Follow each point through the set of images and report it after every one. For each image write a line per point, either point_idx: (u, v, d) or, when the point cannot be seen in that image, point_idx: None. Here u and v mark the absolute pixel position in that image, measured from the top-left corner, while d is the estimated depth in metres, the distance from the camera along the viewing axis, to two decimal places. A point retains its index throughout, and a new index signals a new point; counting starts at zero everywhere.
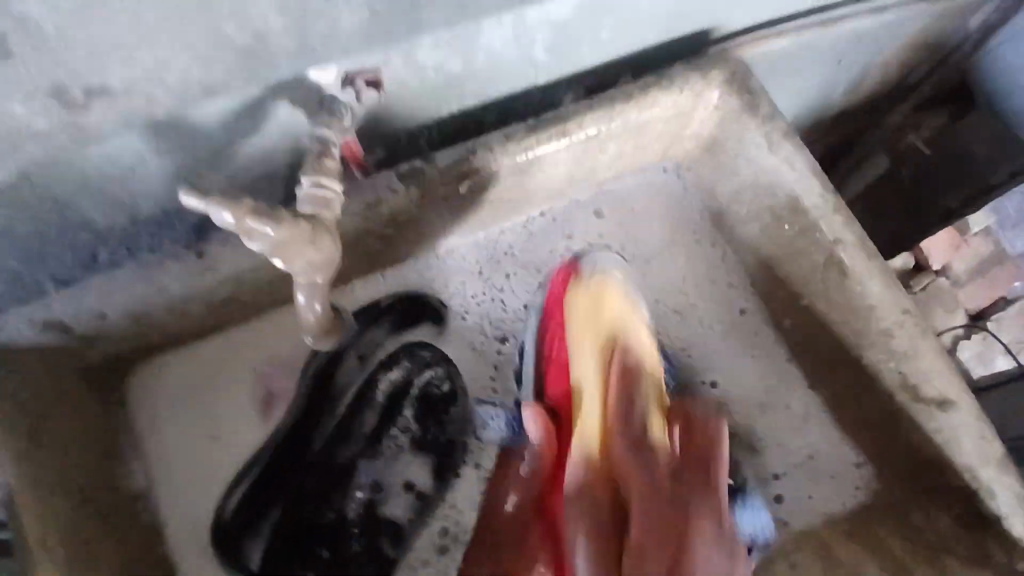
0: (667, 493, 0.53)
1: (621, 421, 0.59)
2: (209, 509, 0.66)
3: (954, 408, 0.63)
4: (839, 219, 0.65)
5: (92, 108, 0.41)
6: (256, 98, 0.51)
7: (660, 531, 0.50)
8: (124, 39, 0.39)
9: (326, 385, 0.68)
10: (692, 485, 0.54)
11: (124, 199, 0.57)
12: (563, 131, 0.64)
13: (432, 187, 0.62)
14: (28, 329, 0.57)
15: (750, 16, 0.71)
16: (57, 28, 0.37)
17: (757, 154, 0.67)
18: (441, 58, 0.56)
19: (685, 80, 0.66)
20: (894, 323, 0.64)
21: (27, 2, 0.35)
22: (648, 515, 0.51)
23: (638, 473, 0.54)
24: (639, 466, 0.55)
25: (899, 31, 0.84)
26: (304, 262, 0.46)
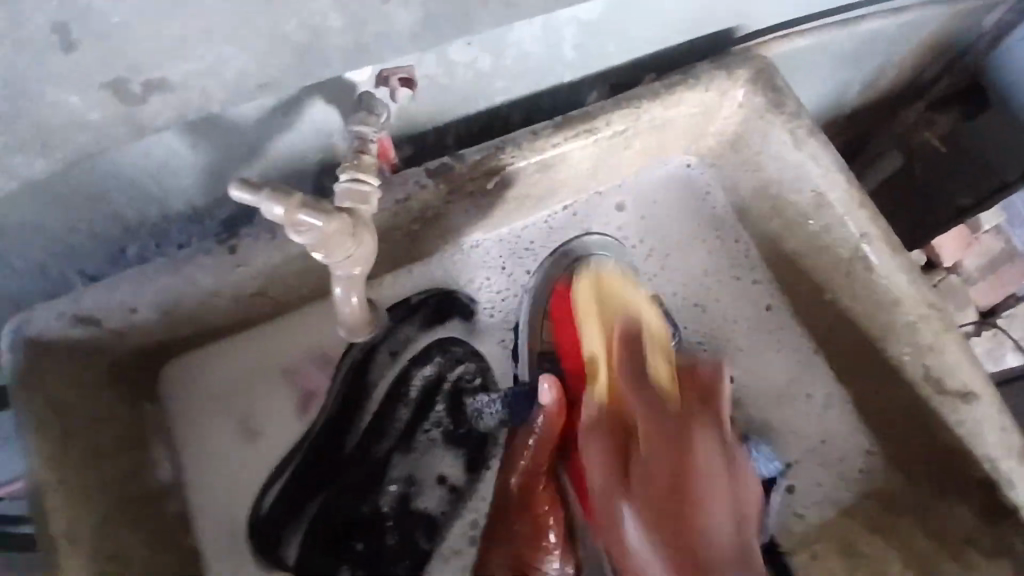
0: (672, 419, 0.59)
1: (634, 382, 0.62)
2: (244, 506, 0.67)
3: (978, 400, 0.63)
4: (864, 213, 0.65)
5: (153, 102, 0.42)
6: (293, 95, 0.52)
7: (667, 431, 0.58)
8: (188, 32, 0.40)
9: (360, 382, 0.69)
10: (693, 411, 0.60)
11: (157, 194, 0.58)
12: (589, 129, 0.64)
13: (461, 183, 0.62)
14: (60, 322, 0.58)
15: (773, 16, 0.71)
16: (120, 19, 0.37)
17: (783, 152, 0.67)
18: (472, 56, 0.57)
19: (711, 79, 0.66)
20: (918, 317, 0.64)
21: None
22: (651, 436, 0.58)
23: (650, 422, 0.58)
24: (651, 414, 0.59)
25: (920, 28, 0.84)
26: (344, 254, 0.47)
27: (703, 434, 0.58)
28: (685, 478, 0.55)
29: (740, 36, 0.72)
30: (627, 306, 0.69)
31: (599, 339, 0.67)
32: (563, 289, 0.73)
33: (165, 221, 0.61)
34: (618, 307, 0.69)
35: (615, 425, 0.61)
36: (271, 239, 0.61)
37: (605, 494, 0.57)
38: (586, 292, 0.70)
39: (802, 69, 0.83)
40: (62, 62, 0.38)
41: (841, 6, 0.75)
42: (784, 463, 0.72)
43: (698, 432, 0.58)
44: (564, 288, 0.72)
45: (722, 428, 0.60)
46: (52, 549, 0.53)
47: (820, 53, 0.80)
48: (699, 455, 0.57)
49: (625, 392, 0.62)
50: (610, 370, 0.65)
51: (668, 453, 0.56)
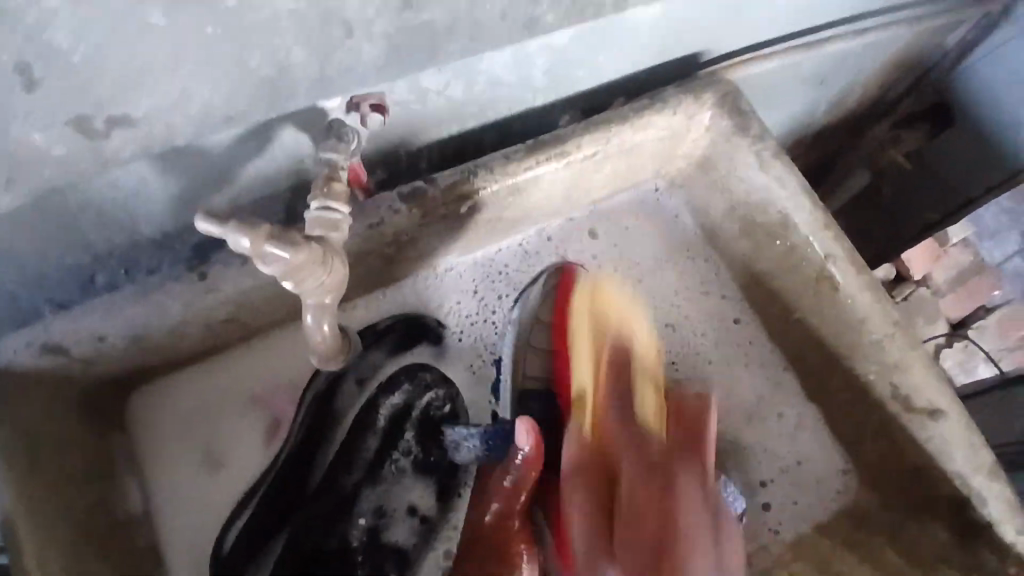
0: (656, 462, 0.55)
1: (616, 409, 0.60)
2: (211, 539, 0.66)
3: (944, 417, 0.64)
4: (829, 234, 0.67)
5: (114, 135, 0.42)
6: (262, 124, 0.53)
7: (644, 501, 0.52)
8: (153, 63, 0.39)
9: (326, 410, 0.67)
10: (682, 454, 0.56)
11: (126, 222, 0.57)
12: (560, 154, 0.65)
13: (433, 208, 0.62)
14: (26, 352, 0.57)
15: (738, 41, 0.73)
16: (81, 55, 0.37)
17: (751, 174, 0.68)
18: (442, 83, 0.58)
19: (679, 102, 0.67)
20: (884, 334, 0.66)
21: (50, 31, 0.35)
22: (634, 466, 0.55)
23: (626, 446, 0.56)
24: (628, 443, 0.57)
25: (878, 51, 0.86)
26: (315, 283, 0.47)
27: (690, 530, 0.51)
28: (670, 529, 0.50)
29: (708, 60, 0.73)
30: (617, 327, 0.68)
31: (590, 371, 0.65)
32: (562, 297, 0.72)
33: (134, 248, 0.61)
34: (614, 322, 0.68)
35: (597, 404, 0.61)
36: (241, 265, 0.60)
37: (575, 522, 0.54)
38: (587, 352, 0.66)
39: (768, 92, 0.85)
40: (23, 103, 0.38)
41: (804, 31, 0.77)
42: (760, 481, 0.73)
43: (683, 546, 0.50)
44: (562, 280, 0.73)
45: (711, 488, 0.54)
46: None
47: (785, 76, 0.83)
48: (675, 487, 0.53)
49: (609, 392, 0.62)
50: (591, 377, 0.64)
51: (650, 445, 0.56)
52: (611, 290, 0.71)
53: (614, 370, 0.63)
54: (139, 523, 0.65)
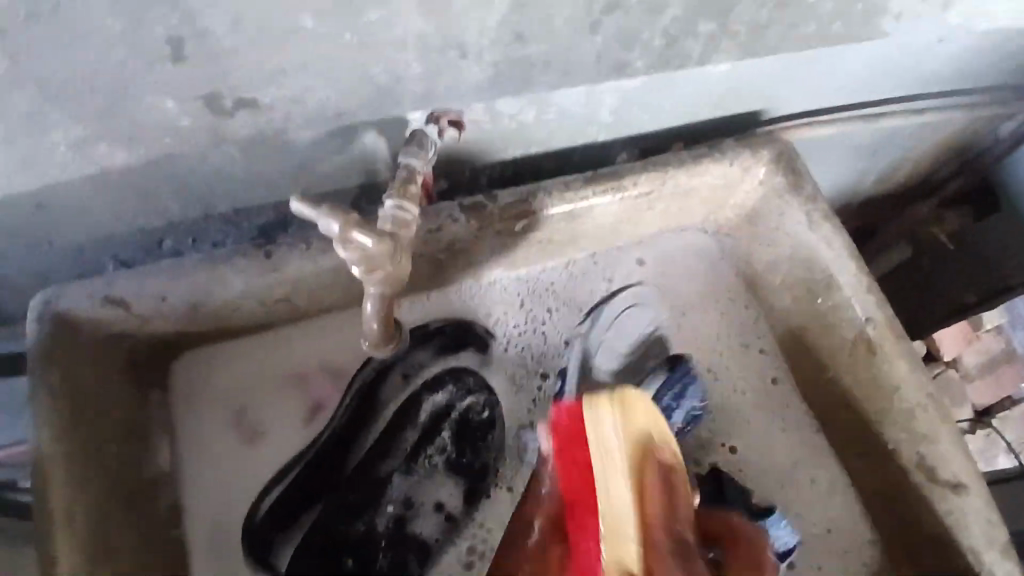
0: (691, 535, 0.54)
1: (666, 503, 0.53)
2: (242, 512, 0.68)
3: (967, 493, 0.65)
4: (872, 299, 0.68)
5: (237, 116, 0.47)
6: (345, 127, 0.56)
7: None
8: (287, 63, 0.44)
9: (370, 400, 0.71)
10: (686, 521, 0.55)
11: (207, 194, 0.61)
12: (615, 187, 0.68)
13: (490, 222, 0.65)
14: (89, 302, 0.61)
15: (801, 104, 0.76)
16: (233, 46, 0.42)
17: (798, 233, 0.71)
18: (519, 110, 0.61)
19: (736, 156, 0.70)
20: (917, 404, 0.66)
21: (215, 20, 0.40)
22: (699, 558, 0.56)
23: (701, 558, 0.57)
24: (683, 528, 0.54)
25: (935, 129, 0.88)
26: (382, 275, 0.50)
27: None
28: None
29: (768, 119, 0.76)
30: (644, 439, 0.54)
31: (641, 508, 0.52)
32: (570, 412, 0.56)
33: (206, 219, 0.65)
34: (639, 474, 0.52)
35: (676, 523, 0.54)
36: (304, 250, 0.64)
37: None
38: (619, 426, 0.53)
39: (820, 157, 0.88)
40: (164, 72, 0.42)
41: (866, 103, 0.79)
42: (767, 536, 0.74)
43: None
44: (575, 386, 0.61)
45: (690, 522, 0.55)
46: (44, 522, 0.55)
47: (840, 142, 0.85)
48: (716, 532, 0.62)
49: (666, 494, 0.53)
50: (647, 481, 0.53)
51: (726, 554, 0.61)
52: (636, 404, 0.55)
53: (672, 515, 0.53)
54: (162, 482, 0.68)
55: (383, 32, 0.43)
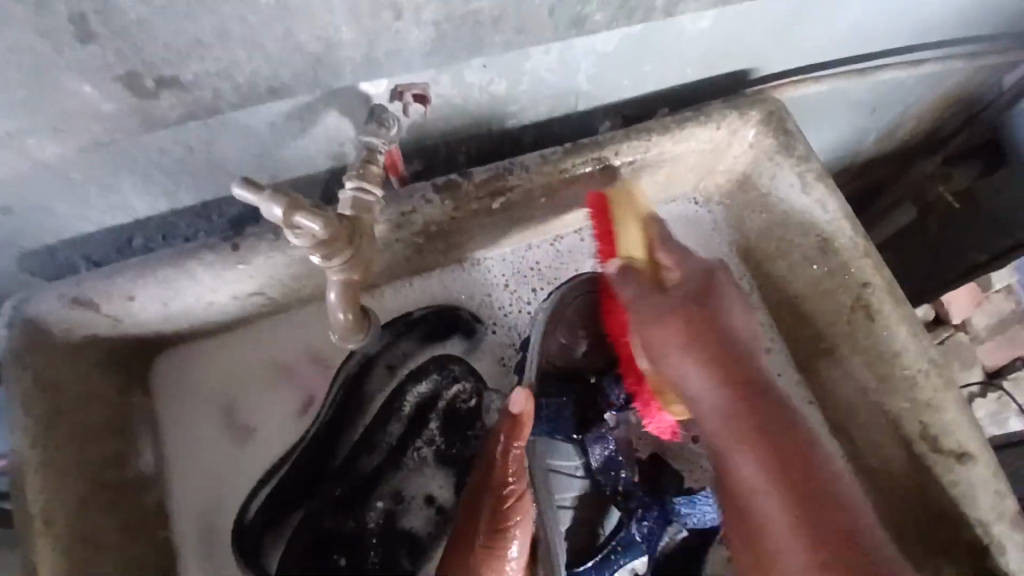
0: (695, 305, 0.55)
1: (663, 245, 0.57)
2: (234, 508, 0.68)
3: (973, 461, 0.63)
4: (869, 262, 0.65)
5: (161, 97, 0.44)
6: (306, 104, 0.53)
7: (717, 334, 0.54)
8: (203, 35, 0.41)
9: (354, 395, 0.68)
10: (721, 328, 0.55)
11: (169, 188, 0.58)
12: (597, 158, 0.64)
13: (466, 202, 0.62)
14: (57, 304, 0.57)
15: (791, 58, 0.71)
16: (138, 18, 0.39)
17: (790, 196, 0.67)
18: (486, 80, 0.58)
19: (722, 116, 0.66)
20: (918, 371, 0.64)
21: None
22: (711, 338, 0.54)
23: (714, 328, 0.54)
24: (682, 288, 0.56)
25: (933, 83, 0.84)
26: (343, 260, 0.48)
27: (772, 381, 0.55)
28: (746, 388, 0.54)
29: (759, 77, 0.73)
30: (650, 213, 0.61)
31: (642, 249, 0.58)
32: (595, 215, 0.64)
33: (173, 215, 0.62)
34: (636, 217, 0.60)
35: (646, 230, 0.58)
36: (273, 240, 0.59)
37: (713, 436, 0.55)
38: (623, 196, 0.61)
39: (817, 115, 0.83)
40: (75, 53, 0.40)
41: (859, 56, 0.75)
42: None
43: (778, 408, 0.54)
44: (596, 200, 0.64)
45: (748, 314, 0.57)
46: (27, 533, 0.53)
47: (834, 99, 0.81)
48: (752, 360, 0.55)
49: (666, 249, 0.57)
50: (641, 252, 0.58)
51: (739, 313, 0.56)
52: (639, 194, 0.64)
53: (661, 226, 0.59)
54: (150, 483, 0.66)
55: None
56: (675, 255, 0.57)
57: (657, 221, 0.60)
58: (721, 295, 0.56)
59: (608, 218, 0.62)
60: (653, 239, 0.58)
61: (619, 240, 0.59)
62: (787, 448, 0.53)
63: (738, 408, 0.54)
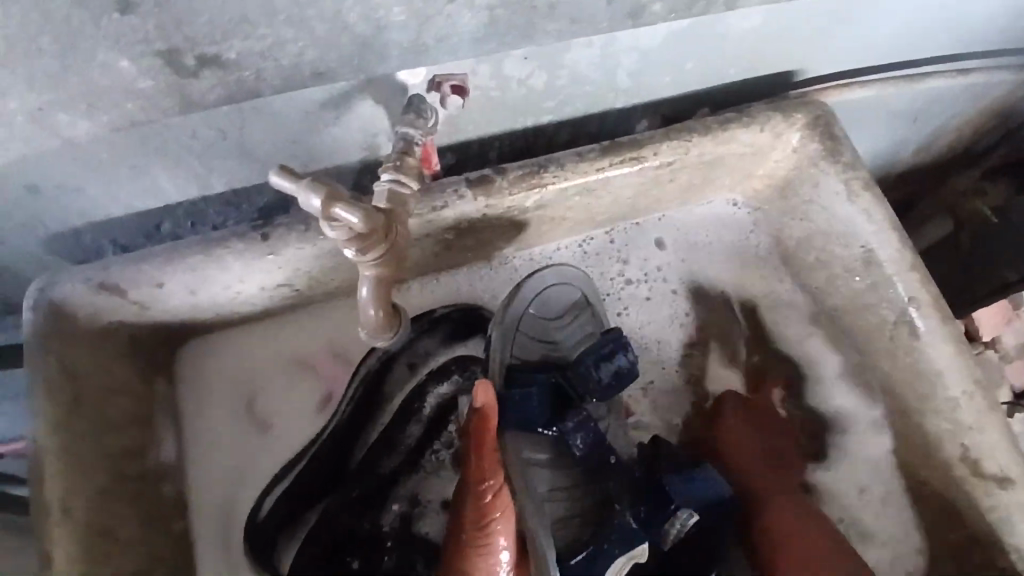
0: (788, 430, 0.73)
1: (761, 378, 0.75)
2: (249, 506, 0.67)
3: (1014, 487, 0.60)
4: (915, 276, 0.62)
5: (201, 77, 0.43)
6: (344, 91, 0.52)
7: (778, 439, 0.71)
8: (249, 13, 0.40)
9: (375, 393, 0.67)
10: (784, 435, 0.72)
11: (200, 173, 0.57)
12: (636, 157, 0.62)
13: (499, 197, 0.60)
14: (82, 288, 0.56)
15: (837, 62, 0.69)
16: None
17: (834, 204, 0.64)
18: (527, 72, 0.56)
19: (767, 119, 0.63)
20: (962, 393, 0.61)
21: None
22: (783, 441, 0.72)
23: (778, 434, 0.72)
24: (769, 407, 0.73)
25: (983, 91, 0.81)
26: (377, 255, 0.46)
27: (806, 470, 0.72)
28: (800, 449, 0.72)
29: (803, 80, 0.70)
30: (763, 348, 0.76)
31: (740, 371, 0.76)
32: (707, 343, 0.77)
33: (203, 201, 0.61)
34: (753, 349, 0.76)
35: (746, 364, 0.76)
36: (303, 231, 0.58)
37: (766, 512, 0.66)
38: (742, 330, 0.76)
39: (857, 122, 0.81)
40: (113, 27, 0.39)
41: (907, 60, 0.73)
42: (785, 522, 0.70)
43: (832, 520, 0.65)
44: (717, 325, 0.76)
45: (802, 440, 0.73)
46: (43, 518, 0.52)
47: (877, 105, 0.78)
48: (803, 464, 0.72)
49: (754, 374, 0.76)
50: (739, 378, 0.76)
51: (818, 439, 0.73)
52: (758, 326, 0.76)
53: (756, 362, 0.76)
54: (170, 473, 0.65)
55: None
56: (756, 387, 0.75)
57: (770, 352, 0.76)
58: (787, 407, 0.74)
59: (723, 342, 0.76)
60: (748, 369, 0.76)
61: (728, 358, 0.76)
62: (811, 518, 0.65)
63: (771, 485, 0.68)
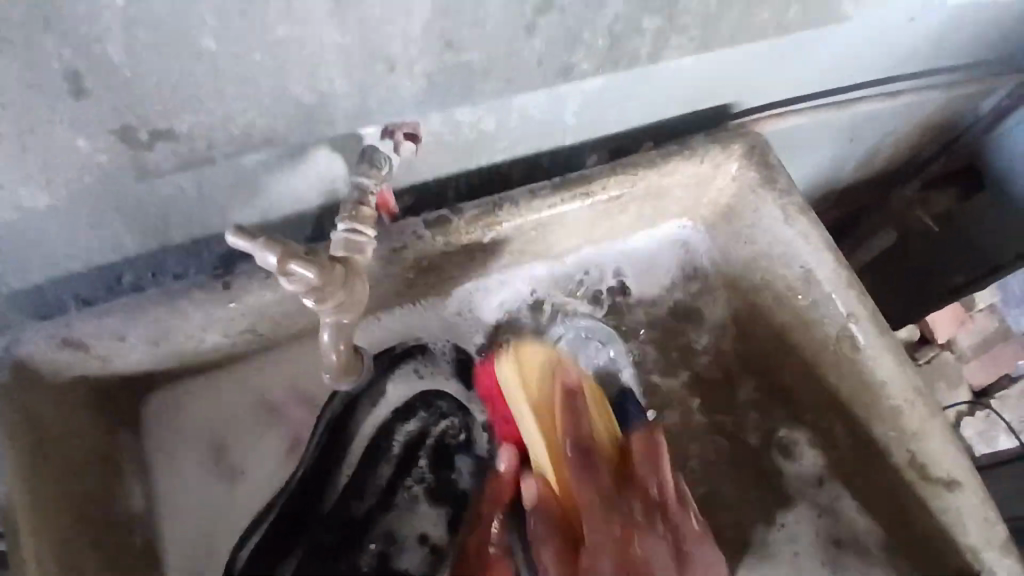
0: (609, 497, 0.62)
1: (568, 434, 0.64)
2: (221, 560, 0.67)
3: (961, 489, 0.65)
4: (853, 293, 0.67)
5: (156, 148, 0.45)
6: (299, 145, 0.53)
7: (603, 518, 0.61)
8: (199, 89, 0.42)
9: (341, 435, 0.71)
10: (615, 516, 0.61)
11: (159, 227, 0.58)
12: (585, 192, 0.65)
13: (458, 237, 0.63)
14: (46, 345, 0.57)
15: (771, 94, 0.73)
16: (133, 72, 0.40)
17: (775, 227, 0.68)
18: (477, 118, 0.59)
19: (706, 151, 0.67)
20: (904, 401, 0.66)
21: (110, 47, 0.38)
22: (599, 535, 0.60)
23: (593, 505, 0.61)
24: (586, 484, 0.62)
25: (913, 110, 0.86)
26: (336, 303, 0.48)
27: (651, 538, 0.62)
28: (622, 492, 0.63)
29: (739, 111, 0.74)
30: (546, 371, 0.69)
31: (539, 433, 0.65)
32: (488, 379, 0.72)
33: (163, 252, 0.62)
34: (546, 376, 0.68)
35: (553, 437, 0.65)
36: (265, 277, 0.60)
37: None
38: (509, 373, 0.68)
39: (796, 145, 0.85)
40: (69, 108, 0.41)
41: (838, 87, 0.77)
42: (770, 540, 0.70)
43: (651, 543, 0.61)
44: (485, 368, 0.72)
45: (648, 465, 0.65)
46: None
47: (812, 130, 0.82)
48: (644, 543, 0.61)
49: (564, 424, 0.65)
50: (543, 437, 0.65)
51: (659, 455, 0.65)
52: (534, 349, 0.70)
53: (566, 393, 0.67)
54: (139, 525, 0.65)
55: (297, 52, 0.42)
56: (579, 471, 0.63)
57: (565, 377, 0.68)
58: (648, 469, 0.65)
59: (499, 391, 0.71)
60: (557, 399, 0.66)
61: (535, 436, 0.65)
62: None
63: (615, 564, 0.59)
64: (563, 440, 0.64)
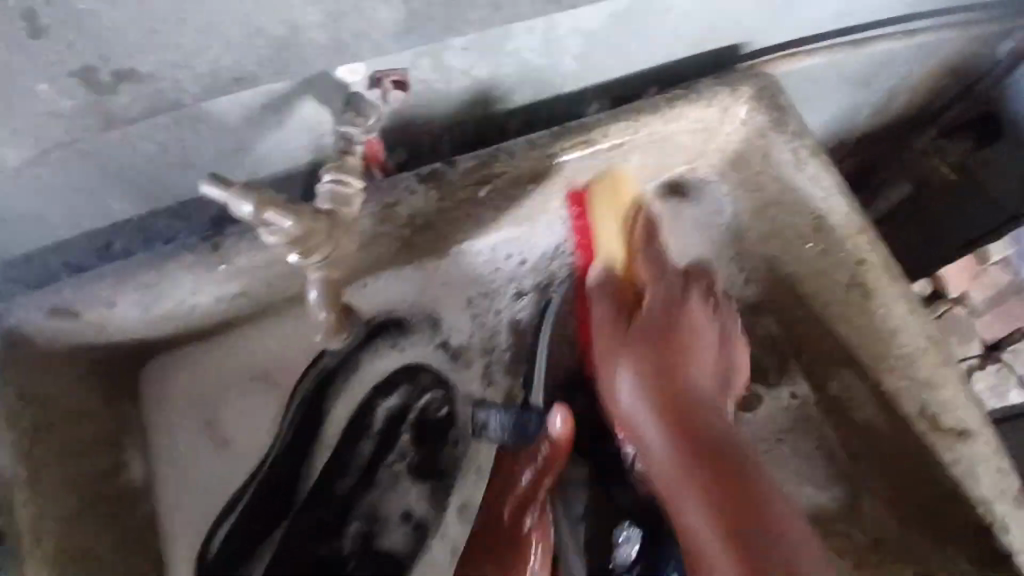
0: (678, 305, 0.65)
1: (646, 255, 0.66)
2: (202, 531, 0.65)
3: (972, 438, 0.64)
4: (864, 238, 0.64)
5: (124, 92, 0.43)
6: (282, 92, 0.51)
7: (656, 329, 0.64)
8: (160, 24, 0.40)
9: (315, 412, 0.68)
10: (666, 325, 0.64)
11: (143, 189, 0.56)
12: (585, 141, 0.62)
13: (454, 191, 0.60)
14: (36, 314, 0.55)
15: (782, 35, 0.70)
16: (88, 7, 0.38)
17: (786, 172, 0.65)
18: (469, 63, 0.56)
19: (713, 95, 0.64)
20: (916, 348, 0.64)
21: None
22: (659, 361, 0.63)
23: (654, 309, 0.64)
24: (653, 261, 0.66)
25: (931, 51, 0.82)
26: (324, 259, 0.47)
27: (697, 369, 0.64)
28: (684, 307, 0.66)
29: (749, 52, 0.70)
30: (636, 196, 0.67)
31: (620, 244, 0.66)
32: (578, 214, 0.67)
33: (150, 215, 0.60)
34: (629, 197, 0.66)
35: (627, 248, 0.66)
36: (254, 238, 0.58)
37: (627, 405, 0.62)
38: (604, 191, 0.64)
39: (808, 93, 0.82)
40: (26, 50, 0.38)
41: (853, 26, 0.74)
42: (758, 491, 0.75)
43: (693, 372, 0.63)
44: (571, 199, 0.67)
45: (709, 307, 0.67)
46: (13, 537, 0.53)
47: (826, 75, 0.79)
48: (694, 330, 0.65)
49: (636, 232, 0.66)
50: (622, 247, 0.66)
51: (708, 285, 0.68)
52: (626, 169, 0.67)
53: (644, 224, 0.66)
54: (139, 494, 0.64)
55: None
56: (661, 300, 0.65)
57: (646, 212, 0.67)
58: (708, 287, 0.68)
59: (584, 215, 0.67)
60: (637, 233, 0.66)
61: (597, 228, 0.66)
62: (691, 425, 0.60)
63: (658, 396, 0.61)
64: (640, 230, 0.66)
